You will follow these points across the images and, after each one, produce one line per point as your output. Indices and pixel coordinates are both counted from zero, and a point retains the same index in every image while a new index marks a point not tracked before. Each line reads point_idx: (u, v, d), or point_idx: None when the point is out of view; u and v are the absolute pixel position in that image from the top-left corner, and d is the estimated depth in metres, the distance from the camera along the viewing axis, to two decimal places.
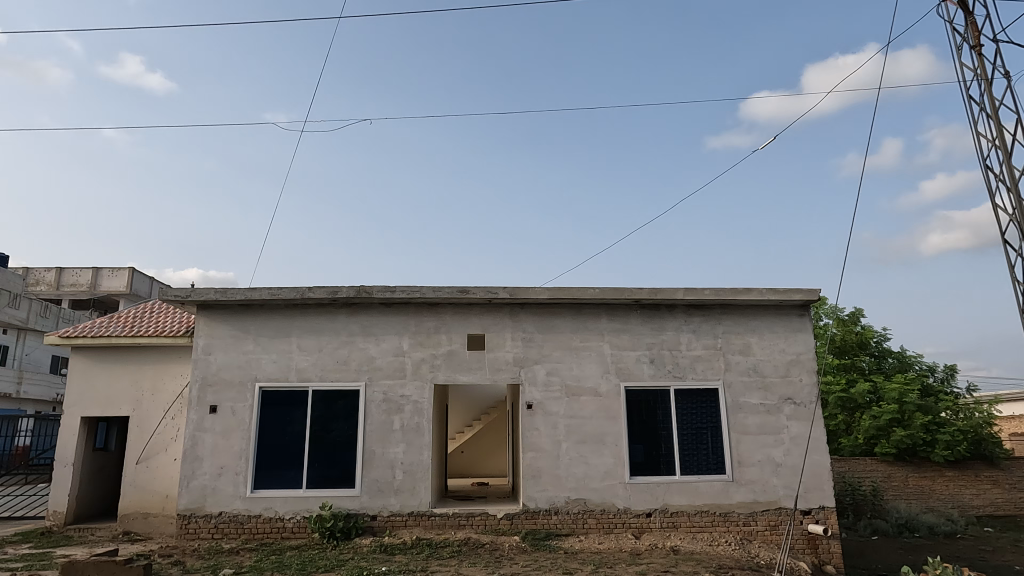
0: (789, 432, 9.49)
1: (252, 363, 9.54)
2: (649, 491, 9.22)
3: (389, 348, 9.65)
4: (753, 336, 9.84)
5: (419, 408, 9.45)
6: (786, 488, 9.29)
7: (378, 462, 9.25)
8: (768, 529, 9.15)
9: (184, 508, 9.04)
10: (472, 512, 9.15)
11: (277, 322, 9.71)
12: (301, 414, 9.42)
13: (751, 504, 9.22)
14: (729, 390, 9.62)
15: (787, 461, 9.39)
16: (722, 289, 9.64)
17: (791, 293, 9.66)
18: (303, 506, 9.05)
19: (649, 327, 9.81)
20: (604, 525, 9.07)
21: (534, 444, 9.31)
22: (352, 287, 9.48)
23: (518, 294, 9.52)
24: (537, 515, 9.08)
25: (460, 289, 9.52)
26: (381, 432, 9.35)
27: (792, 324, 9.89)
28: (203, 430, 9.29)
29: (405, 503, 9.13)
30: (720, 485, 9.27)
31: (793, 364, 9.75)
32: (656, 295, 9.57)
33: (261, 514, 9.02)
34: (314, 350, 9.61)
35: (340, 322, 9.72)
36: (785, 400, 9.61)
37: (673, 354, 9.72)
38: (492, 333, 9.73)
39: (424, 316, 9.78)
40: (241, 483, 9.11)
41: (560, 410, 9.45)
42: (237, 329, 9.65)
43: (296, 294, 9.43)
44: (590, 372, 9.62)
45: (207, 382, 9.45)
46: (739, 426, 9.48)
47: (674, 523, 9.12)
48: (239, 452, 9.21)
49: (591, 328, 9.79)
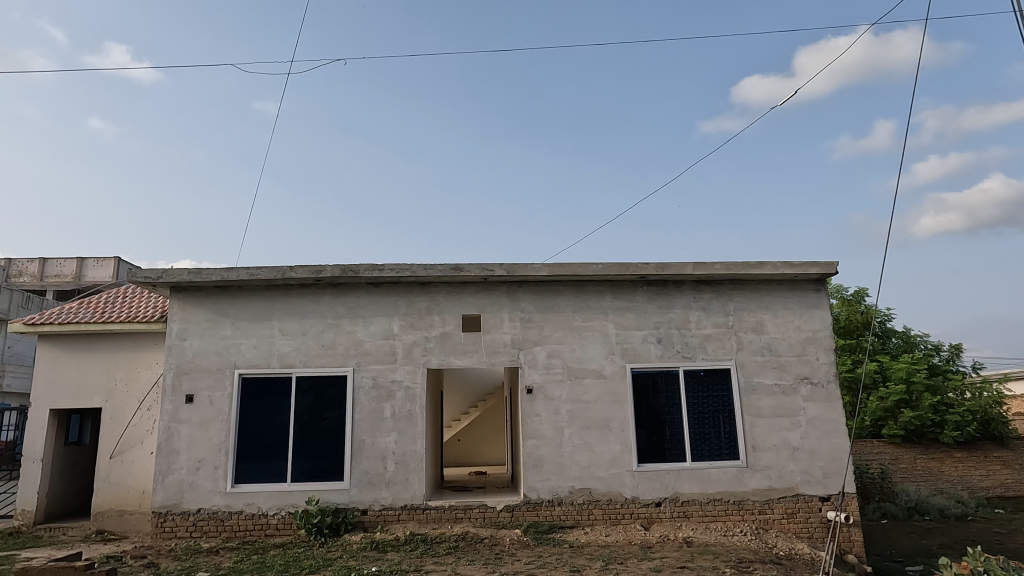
0: (806, 414, 8.93)
1: (231, 349, 8.87)
2: (658, 479, 8.64)
3: (378, 330, 9.00)
4: (766, 313, 9.24)
5: (411, 394, 8.83)
6: (804, 474, 8.73)
7: (368, 453, 8.63)
8: (785, 518, 8.61)
9: (159, 506, 8.39)
10: (469, 504, 8.55)
11: (256, 304, 9.03)
12: (284, 403, 8.77)
13: (767, 491, 8.66)
14: (742, 370, 9.03)
15: (804, 445, 8.83)
16: (734, 263, 9.02)
17: (807, 266, 9.05)
18: (288, 501, 8.43)
19: (655, 305, 9.19)
20: (611, 516, 8.50)
21: (535, 431, 8.70)
22: (337, 266, 8.79)
23: (515, 271, 8.87)
24: (539, 507, 8.50)
25: (453, 267, 8.85)
26: (370, 421, 8.72)
27: (808, 300, 9.29)
28: (179, 421, 8.63)
29: (397, 496, 8.52)
30: (734, 471, 8.70)
31: (810, 343, 9.17)
32: (663, 270, 8.94)
33: (243, 510, 8.40)
34: (297, 334, 8.95)
35: (325, 304, 9.05)
36: (801, 379, 9.04)
37: (682, 333, 9.11)
38: (488, 313, 9.09)
39: (415, 296, 9.13)
40: (220, 477, 8.48)
41: (562, 395, 8.84)
42: (213, 313, 8.97)
43: (277, 275, 8.75)
44: (594, 353, 9.01)
45: (182, 369, 8.78)
46: (753, 409, 8.90)
47: (685, 513, 8.55)
48: (219, 445, 8.57)
49: (594, 307, 9.16)
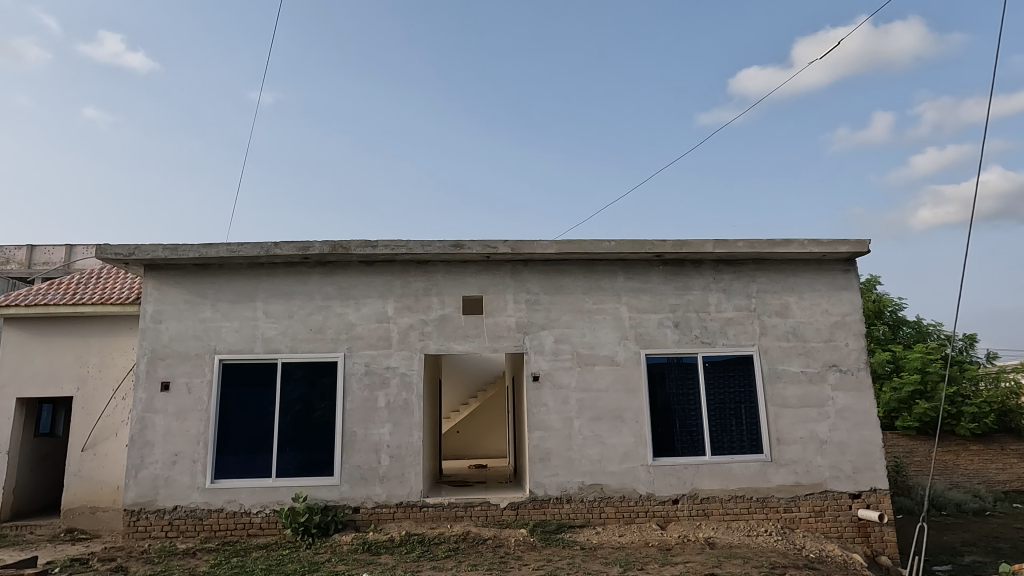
0: (835, 405, 8.25)
1: (210, 333, 8.14)
2: (675, 474, 7.97)
3: (371, 313, 8.28)
4: (792, 296, 8.54)
5: (407, 382, 8.13)
6: (833, 469, 8.06)
7: (361, 446, 7.93)
8: (813, 516, 7.94)
9: (131, 503, 7.68)
10: (470, 501, 7.87)
11: (238, 284, 8.29)
12: (269, 392, 8.05)
13: (793, 487, 7.99)
14: (766, 357, 8.34)
15: (833, 438, 8.16)
16: (758, 241, 8.30)
17: (837, 244, 8.35)
18: (272, 498, 7.74)
19: (672, 286, 8.48)
20: (624, 514, 7.83)
21: (542, 423, 8.01)
22: (326, 242, 8.05)
23: (521, 249, 8.14)
24: (546, 505, 7.82)
25: (453, 243, 8.12)
26: (363, 411, 8.02)
27: (837, 281, 8.59)
28: (154, 411, 7.91)
29: (392, 492, 7.83)
30: (757, 466, 8.03)
31: (838, 327, 8.48)
32: (682, 248, 8.23)
33: (224, 508, 7.70)
34: (283, 317, 8.23)
35: (314, 284, 8.32)
36: (829, 366, 8.36)
37: (701, 317, 8.41)
38: (491, 295, 8.37)
39: (412, 276, 8.40)
40: (199, 472, 7.77)
41: (571, 383, 8.15)
42: (191, 293, 8.23)
43: (261, 252, 8.01)
44: (606, 339, 8.30)
45: (158, 355, 8.05)
46: (778, 398, 8.22)
47: (705, 511, 7.89)
48: (197, 437, 7.86)
49: (606, 288, 8.45)
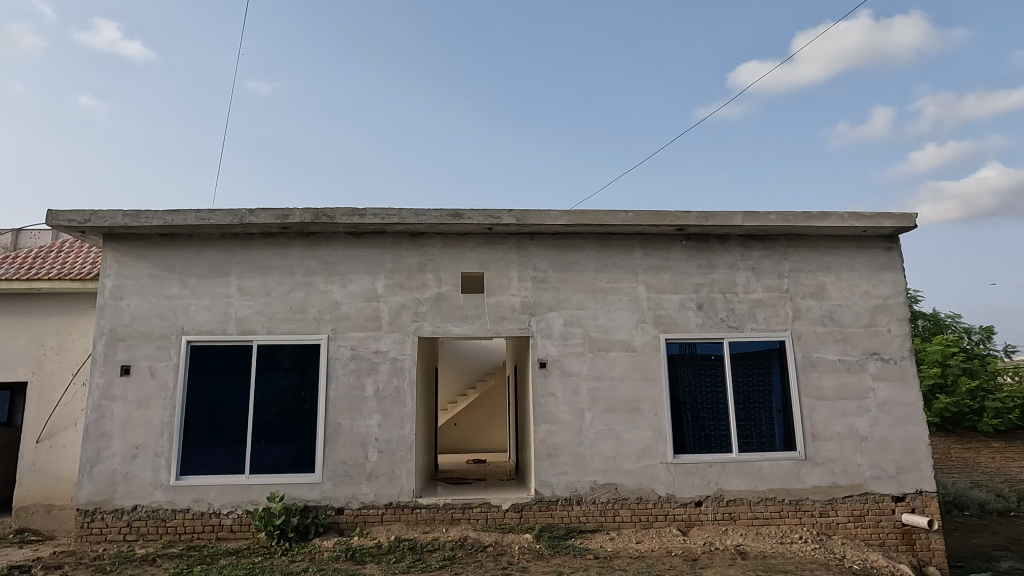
0: (876, 397, 7.39)
1: (177, 311, 7.24)
2: (698, 473, 7.11)
3: (359, 290, 7.38)
4: (828, 276, 7.67)
5: (398, 368, 7.24)
6: (874, 469, 7.21)
7: (345, 439, 7.05)
8: (852, 521, 7.10)
9: (84, 502, 6.79)
10: (469, 502, 7.00)
11: (210, 257, 7.38)
12: (243, 378, 7.15)
13: (829, 489, 7.14)
14: (799, 343, 7.47)
15: (874, 434, 7.30)
16: (792, 214, 7.43)
17: (879, 218, 7.48)
18: (245, 497, 6.86)
19: (695, 264, 7.60)
20: (641, 518, 6.98)
21: (550, 415, 7.14)
22: (307, 210, 7.15)
23: (527, 220, 7.25)
24: (554, 507, 6.96)
25: (451, 213, 7.22)
26: (348, 400, 7.13)
27: (878, 260, 7.73)
28: (112, 399, 7.01)
29: (381, 491, 6.96)
30: (789, 465, 7.18)
31: (880, 311, 7.62)
32: (707, 221, 7.35)
33: (190, 508, 6.82)
34: (259, 294, 7.32)
35: (294, 258, 7.42)
36: (869, 355, 7.50)
37: (727, 298, 7.54)
38: (493, 272, 7.48)
39: (405, 250, 7.51)
40: (162, 467, 6.88)
41: (582, 370, 7.27)
42: (157, 266, 7.32)
43: (234, 220, 7.10)
44: (622, 322, 7.42)
45: (117, 335, 7.14)
46: (812, 389, 7.36)
47: (731, 514, 7.04)
48: (161, 428, 6.97)
49: (622, 265, 7.56)
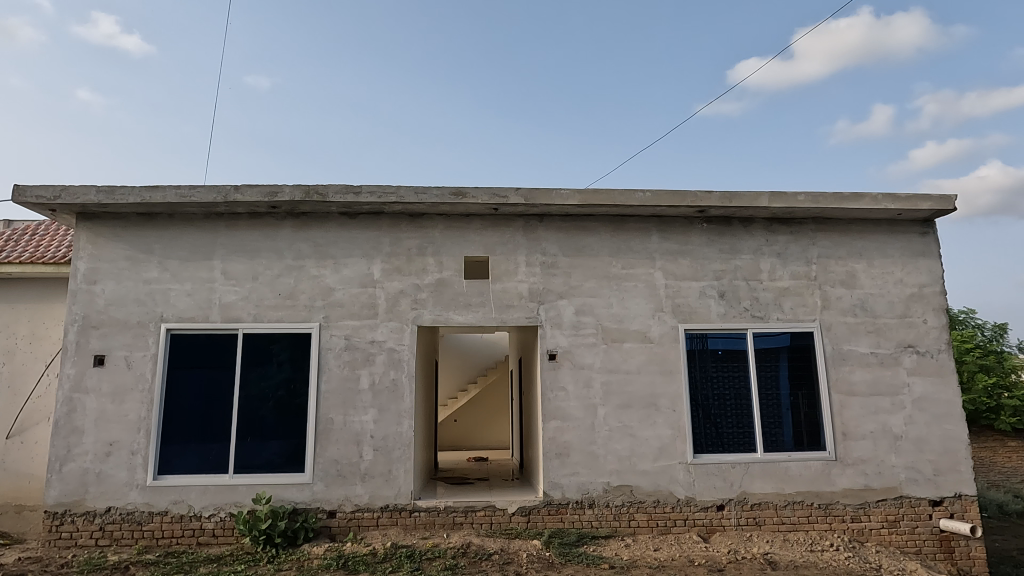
0: (912, 393, 6.85)
1: (156, 297, 6.67)
2: (719, 474, 6.57)
3: (354, 275, 6.82)
4: (859, 262, 7.13)
5: (396, 360, 6.69)
6: (910, 470, 6.67)
7: (338, 436, 6.50)
8: (886, 527, 6.57)
9: (53, 504, 6.23)
10: (471, 506, 6.46)
11: (192, 239, 6.81)
12: (227, 370, 6.58)
13: (861, 492, 6.61)
14: (828, 335, 6.93)
15: (910, 433, 6.76)
16: (822, 194, 6.87)
17: (916, 201, 6.93)
18: (228, 499, 6.31)
19: (717, 249, 7.05)
20: (658, 523, 6.45)
21: (560, 411, 6.59)
22: (298, 187, 6.58)
23: (537, 200, 6.69)
24: (564, 511, 6.42)
25: (454, 191, 6.66)
26: (342, 394, 6.58)
27: (912, 246, 7.18)
28: (84, 391, 6.44)
29: (376, 493, 6.41)
30: (818, 466, 6.64)
31: (915, 301, 7.08)
32: (731, 201, 6.79)
33: (168, 511, 6.27)
34: (245, 279, 6.76)
35: (284, 240, 6.86)
36: (904, 347, 6.96)
37: (751, 286, 6.99)
38: (499, 256, 6.92)
39: (403, 232, 6.94)
40: (138, 466, 6.33)
41: (595, 362, 6.72)
42: (135, 249, 6.75)
43: (218, 197, 6.52)
44: (637, 311, 6.87)
45: (91, 323, 6.57)
46: (843, 385, 6.82)
47: (755, 519, 6.51)
48: (137, 423, 6.41)
49: (638, 250, 7.01)
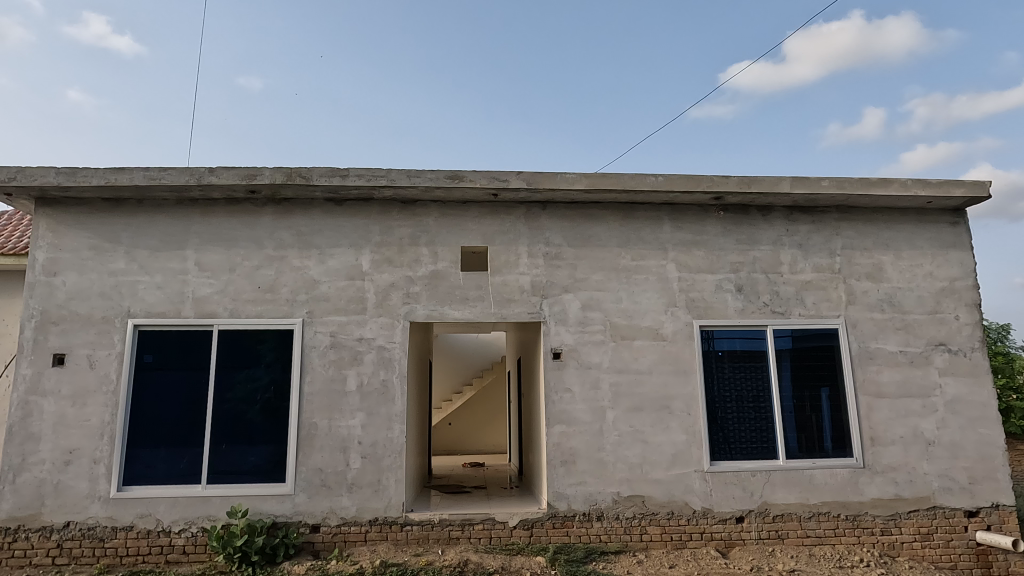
0: (944, 395, 6.35)
1: (123, 290, 6.08)
2: (738, 483, 6.04)
3: (340, 267, 6.26)
4: (886, 254, 6.62)
5: (386, 359, 6.13)
6: (943, 479, 6.17)
7: (322, 443, 5.93)
8: (918, 540, 6.06)
9: (5, 519, 5.63)
10: (469, 519, 5.90)
11: (162, 226, 6.23)
12: (200, 370, 5.99)
13: (891, 503, 6.09)
14: (854, 332, 6.42)
15: (942, 438, 6.25)
16: (847, 180, 6.37)
17: (948, 187, 6.44)
18: (201, 512, 5.73)
19: (734, 240, 6.53)
20: (672, 537, 5.91)
21: (565, 415, 6.05)
22: (279, 169, 6.01)
23: (540, 184, 6.15)
24: (570, 524, 5.88)
25: (450, 174, 6.11)
26: (326, 397, 6.01)
27: (942, 236, 6.69)
28: (41, 394, 5.85)
29: (364, 505, 5.85)
30: (845, 474, 6.12)
31: (946, 295, 6.58)
32: (750, 187, 6.28)
33: (134, 526, 5.68)
34: (221, 271, 6.18)
35: (264, 229, 6.29)
36: (935, 346, 6.46)
37: (770, 279, 6.47)
38: (498, 246, 6.37)
39: (394, 221, 6.39)
40: (101, 476, 5.74)
41: (603, 362, 6.19)
42: (100, 237, 6.16)
43: (191, 180, 5.94)
44: (649, 306, 6.33)
45: (50, 318, 5.97)
46: (870, 386, 6.31)
47: (778, 532, 5.99)
48: (100, 428, 5.81)
49: (649, 240, 6.48)
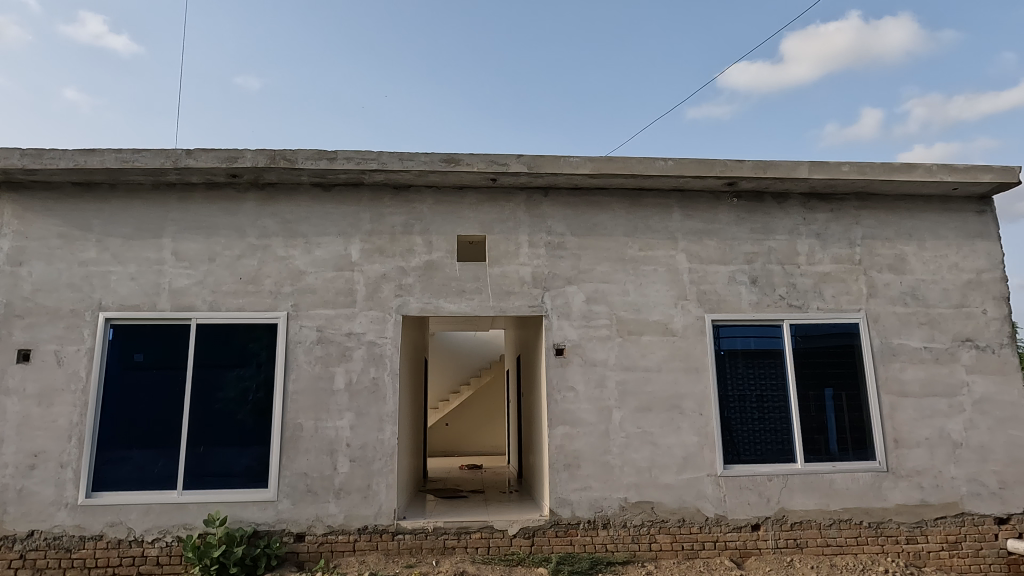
0: (972, 394, 5.96)
1: (94, 282, 5.66)
2: (754, 488, 5.65)
3: (328, 256, 5.85)
4: (909, 244, 6.24)
5: (377, 355, 5.72)
6: (972, 483, 5.78)
7: (308, 445, 5.52)
8: (946, 549, 5.68)
9: None
10: (465, 527, 5.49)
11: (137, 213, 5.81)
12: (176, 367, 5.57)
13: (917, 509, 5.71)
14: (876, 327, 6.03)
15: (970, 440, 5.87)
16: (869, 165, 5.98)
17: (975, 172, 6.05)
18: (176, 520, 5.31)
19: (747, 229, 6.14)
20: (684, 546, 5.52)
21: (569, 415, 5.65)
22: (262, 151, 5.60)
23: (541, 168, 5.74)
24: (573, 532, 5.48)
25: (446, 157, 5.70)
26: (313, 396, 5.60)
27: (968, 226, 6.30)
28: (4, 393, 5.43)
29: (353, 513, 5.44)
30: (867, 478, 5.73)
31: (972, 288, 6.19)
32: (765, 172, 5.88)
33: (104, 535, 5.27)
34: (200, 261, 5.77)
35: (247, 216, 5.87)
36: (961, 341, 6.07)
37: (787, 271, 6.08)
38: (497, 235, 5.97)
39: (386, 208, 5.98)
40: (69, 482, 5.32)
41: (609, 358, 5.79)
42: (70, 224, 5.74)
43: (166, 162, 5.52)
44: (657, 299, 5.94)
45: (15, 311, 5.56)
46: (893, 384, 5.92)
47: (796, 541, 5.59)
48: (68, 430, 5.39)
49: (657, 229, 6.08)
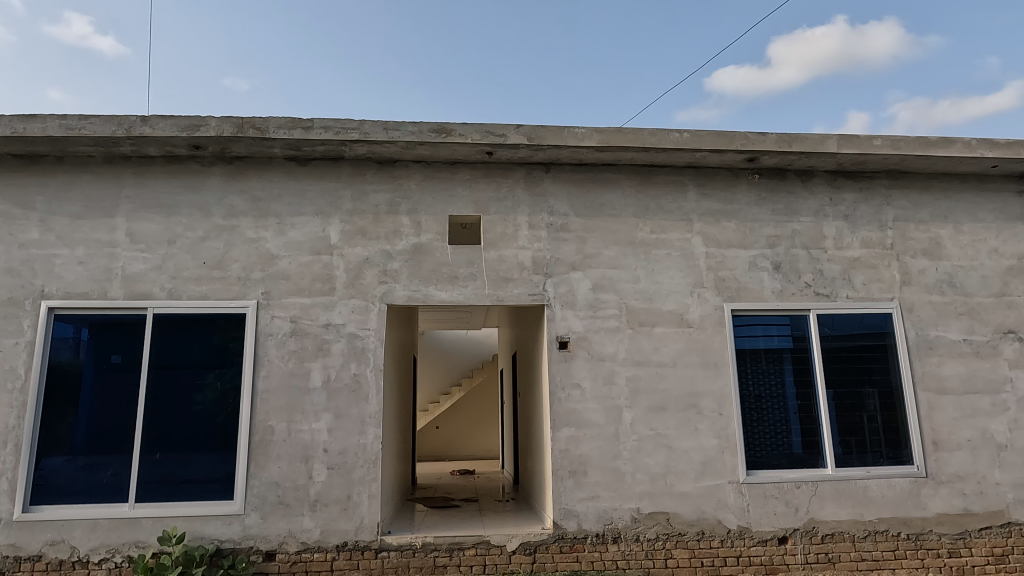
0: (1016, 391, 5.42)
1: (36, 267, 4.99)
2: (780, 497, 5.06)
3: (303, 238, 5.22)
4: (944, 227, 5.69)
5: (358, 350, 5.08)
6: (1018, 490, 5.23)
7: (280, 451, 4.87)
8: (992, 563, 5.12)
9: None
10: (458, 542, 4.86)
11: (88, 189, 5.15)
12: (130, 363, 4.90)
13: (960, 518, 5.15)
14: (911, 317, 5.47)
15: (1016, 442, 5.32)
16: (903, 139, 5.42)
17: (1018, 148, 5.51)
18: (127, 538, 4.65)
19: (769, 210, 5.57)
20: (703, 562, 4.92)
21: (574, 416, 5.04)
22: (228, 119, 4.94)
23: (543, 139, 5.13)
24: (580, 547, 4.86)
25: (436, 127, 5.08)
26: (285, 395, 4.95)
27: (1007, 207, 5.77)
28: None
29: (331, 527, 4.80)
30: (904, 485, 5.16)
31: (1014, 275, 5.66)
32: (791, 146, 5.31)
33: (43, 555, 4.60)
34: (158, 244, 5.11)
35: (212, 193, 5.22)
36: (1003, 333, 5.53)
37: (813, 256, 5.51)
38: (493, 216, 5.36)
39: (369, 185, 5.35)
40: (3, 494, 4.64)
41: (619, 353, 5.19)
42: (10, 202, 5.07)
43: (119, 130, 4.85)
44: (671, 287, 5.35)
45: None
46: (930, 381, 5.37)
47: (827, 555, 5.01)
48: (2, 435, 4.71)
49: (671, 209, 5.49)
